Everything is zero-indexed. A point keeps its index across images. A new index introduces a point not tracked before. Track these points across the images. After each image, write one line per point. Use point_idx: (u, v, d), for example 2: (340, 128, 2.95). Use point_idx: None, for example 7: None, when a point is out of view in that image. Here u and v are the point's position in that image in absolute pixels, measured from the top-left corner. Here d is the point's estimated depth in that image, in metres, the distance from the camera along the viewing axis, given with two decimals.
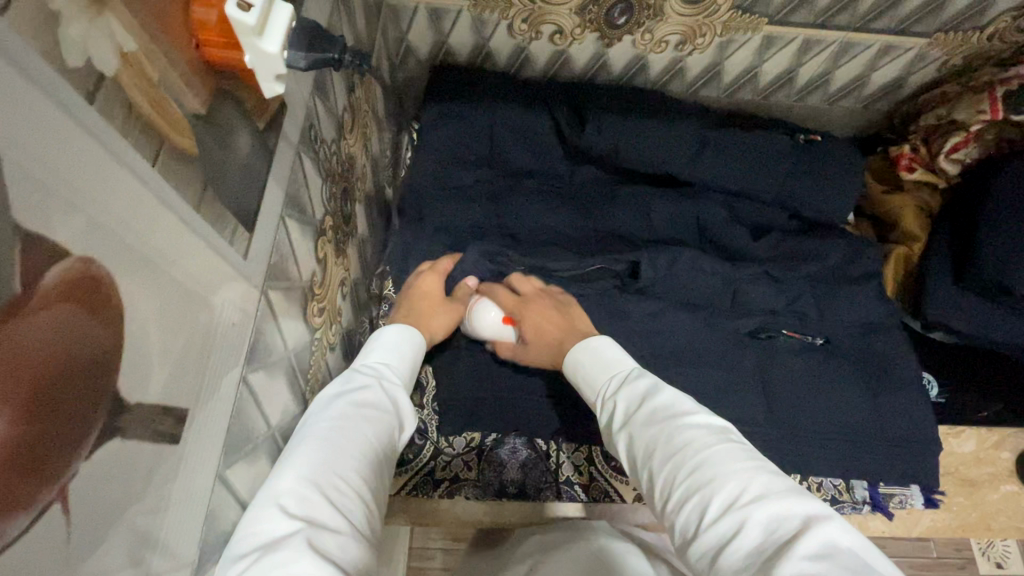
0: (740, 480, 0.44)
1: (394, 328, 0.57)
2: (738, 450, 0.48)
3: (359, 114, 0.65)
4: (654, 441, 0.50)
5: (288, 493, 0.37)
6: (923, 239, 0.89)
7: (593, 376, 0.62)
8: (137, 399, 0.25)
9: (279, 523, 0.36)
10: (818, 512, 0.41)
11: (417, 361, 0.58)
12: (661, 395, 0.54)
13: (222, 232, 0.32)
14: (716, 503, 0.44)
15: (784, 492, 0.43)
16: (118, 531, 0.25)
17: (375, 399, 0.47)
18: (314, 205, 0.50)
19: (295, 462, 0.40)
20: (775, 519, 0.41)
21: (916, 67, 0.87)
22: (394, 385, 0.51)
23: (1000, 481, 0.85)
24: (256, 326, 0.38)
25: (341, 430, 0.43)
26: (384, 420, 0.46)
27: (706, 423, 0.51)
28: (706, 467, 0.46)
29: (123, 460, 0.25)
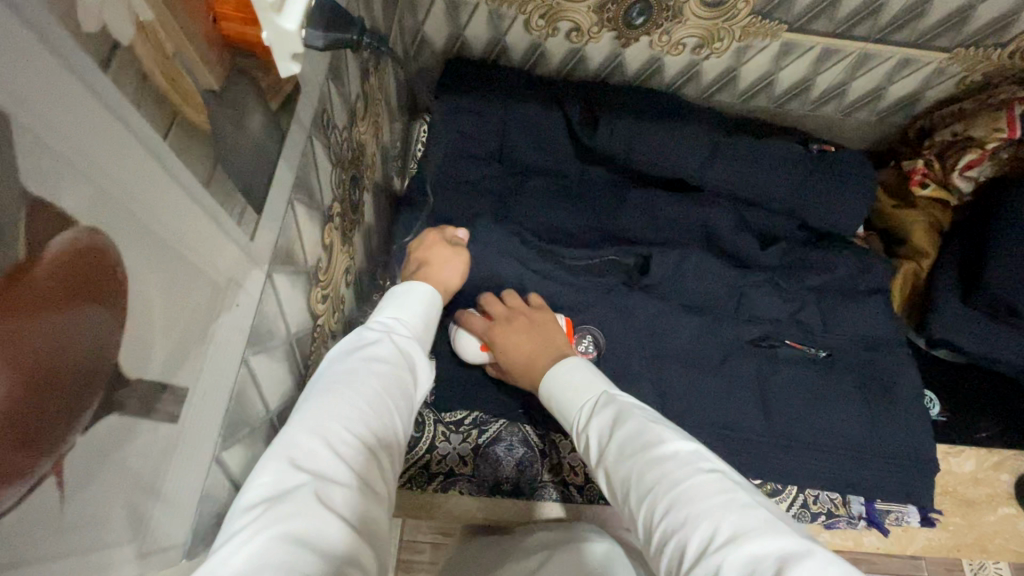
0: (715, 517, 0.44)
1: (406, 287, 0.56)
2: (712, 484, 0.47)
3: (371, 102, 0.64)
4: (631, 477, 0.50)
5: (298, 444, 0.37)
6: (932, 255, 0.88)
7: (565, 404, 0.60)
8: (138, 374, 0.25)
9: (288, 472, 0.36)
10: (794, 553, 0.40)
11: (431, 319, 0.57)
12: (633, 425, 0.53)
13: (231, 212, 0.32)
14: (695, 544, 0.43)
15: (759, 529, 0.43)
16: (113, 508, 0.24)
17: (385, 356, 0.47)
18: (323, 191, 0.50)
19: (307, 414, 0.40)
20: (752, 561, 0.41)
21: (934, 82, 0.86)
22: (404, 342, 0.50)
23: (998, 501, 0.83)
24: (258, 309, 0.38)
25: (350, 382, 0.43)
26: (395, 376, 0.46)
27: (678, 453, 0.50)
28: (681, 505, 0.45)
29: (121, 435, 0.24)
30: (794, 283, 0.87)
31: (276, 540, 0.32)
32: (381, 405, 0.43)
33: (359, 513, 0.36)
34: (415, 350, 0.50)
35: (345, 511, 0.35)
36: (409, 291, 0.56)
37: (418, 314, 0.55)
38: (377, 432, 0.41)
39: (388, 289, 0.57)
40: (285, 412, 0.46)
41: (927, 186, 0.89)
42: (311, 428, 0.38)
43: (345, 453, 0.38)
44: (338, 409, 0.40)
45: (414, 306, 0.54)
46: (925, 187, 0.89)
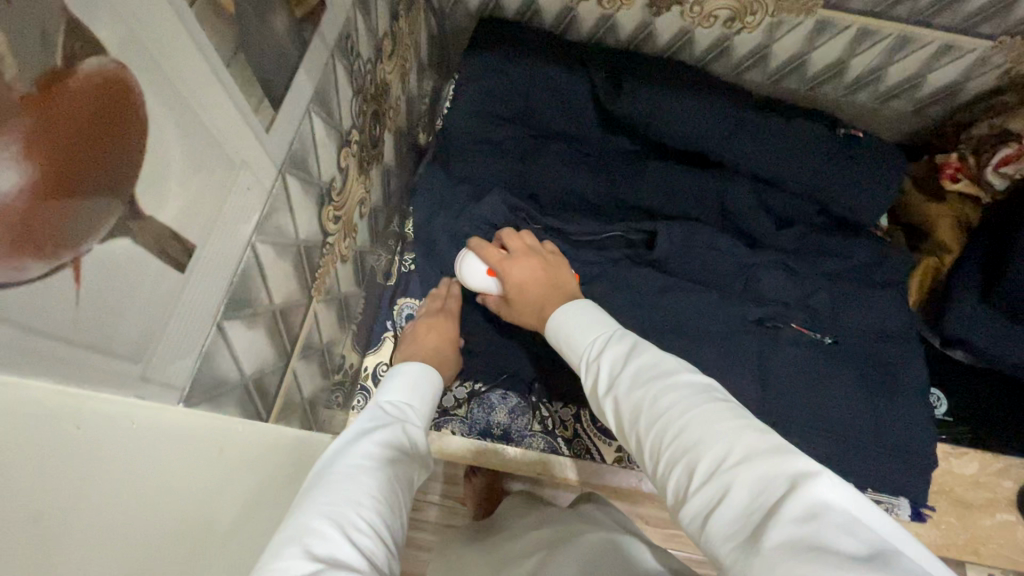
0: (725, 439, 0.41)
1: (414, 367, 0.66)
2: (723, 410, 0.44)
3: (399, 45, 0.67)
4: (638, 405, 0.47)
5: (322, 489, 0.44)
6: (956, 251, 0.86)
7: (574, 339, 0.58)
8: (152, 213, 0.28)
9: (313, 505, 0.42)
10: (805, 469, 0.37)
11: (435, 403, 0.65)
12: (644, 356, 0.51)
13: (248, 99, 0.35)
14: (704, 465, 0.41)
15: (771, 449, 0.39)
16: (120, 324, 0.28)
17: (395, 444, 0.53)
18: (341, 114, 0.53)
19: (330, 468, 0.47)
20: (761, 481, 0.38)
21: (976, 72, 0.83)
22: (412, 432, 0.56)
23: (996, 507, 0.82)
24: (269, 201, 0.41)
25: (366, 467, 0.47)
26: (402, 464, 0.51)
27: (689, 382, 0.47)
28: (690, 430, 0.43)
29: (133, 262, 0.28)
30: (807, 267, 0.86)
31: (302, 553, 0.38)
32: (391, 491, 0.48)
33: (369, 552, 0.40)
34: (419, 429, 0.57)
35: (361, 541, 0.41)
36: (418, 372, 0.65)
37: (426, 395, 0.63)
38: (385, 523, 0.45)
39: (396, 371, 0.66)
40: (288, 312, 0.50)
41: (958, 181, 0.87)
42: (333, 479, 0.45)
43: (363, 505, 0.44)
44: (355, 462, 0.48)
45: (423, 386, 0.64)
46: (956, 181, 0.87)
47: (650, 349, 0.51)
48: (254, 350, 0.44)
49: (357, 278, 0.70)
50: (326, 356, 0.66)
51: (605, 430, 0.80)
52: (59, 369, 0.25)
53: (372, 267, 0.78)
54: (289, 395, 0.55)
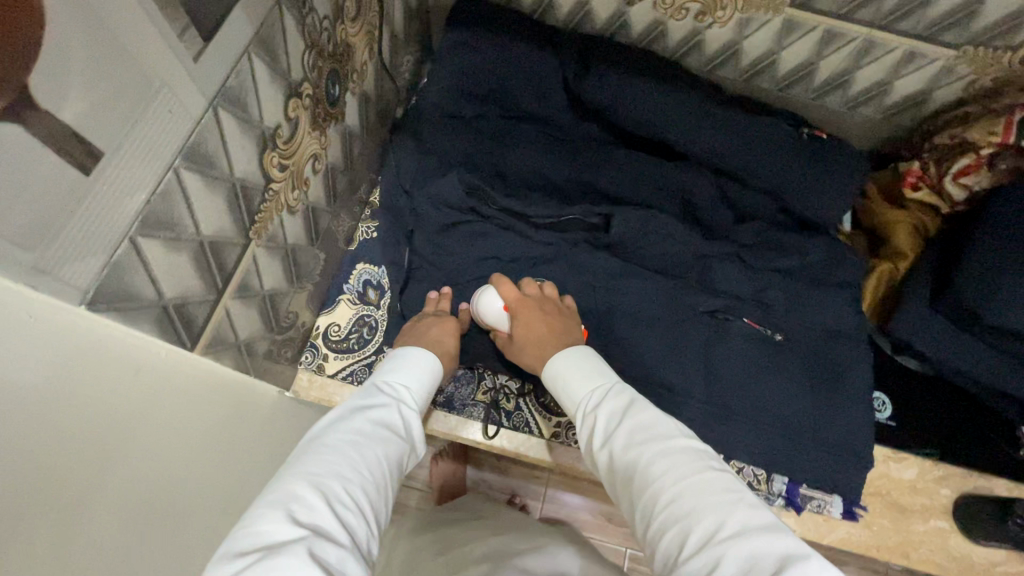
0: (719, 512, 0.46)
1: (415, 354, 0.68)
2: (714, 481, 0.49)
3: (367, 10, 0.69)
4: (635, 464, 0.52)
5: (319, 479, 0.48)
6: (911, 257, 0.87)
7: (573, 388, 0.63)
8: (49, 107, 0.30)
9: (310, 494, 0.46)
10: (793, 552, 0.43)
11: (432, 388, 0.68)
12: (641, 413, 0.56)
13: (173, 23, 0.37)
14: (695, 532, 0.46)
15: (760, 529, 0.45)
16: (13, 207, 0.30)
17: (389, 427, 0.58)
18: (292, 65, 0.55)
19: (327, 454, 0.51)
20: (751, 559, 0.43)
21: (941, 81, 0.84)
22: (407, 412, 0.61)
23: (931, 514, 0.81)
24: (196, 129, 0.43)
25: (356, 448, 0.53)
26: (395, 445, 0.56)
27: (686, 447, 0.52)
28: (684, 496, 0.48)
29: (25, 149, 0.30)
30: (760, 262, 0.86)
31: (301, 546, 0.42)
32: (379, 470, 0.53)
33: (354, 556, 0.45)
34: (413, 412, 0.62)
35: (351, 540, 0.46)
36: (417, 360, 0.68)
37: (425, 384, 0.67)
38: (371, 497, 0.50)
39: (396, 354, 0.68)
40: (219, 247, 0.51)
41: (919, 189, 0.88)
42: (330, 471, 0.49)
43: (351, 484, 0.49)
44: (354, 458, 0.52)
45: (423, 375, 0.67)
46: (917, 190, 0.88)
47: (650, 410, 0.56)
48: (173, 274, 0.45)
49: (310, 235, 0.72)
50: (270, 305, 0.67)
51: (546, 406, 0.82)
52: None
53: (330, 229, 0.80)
54: (221, 330, 0.56)
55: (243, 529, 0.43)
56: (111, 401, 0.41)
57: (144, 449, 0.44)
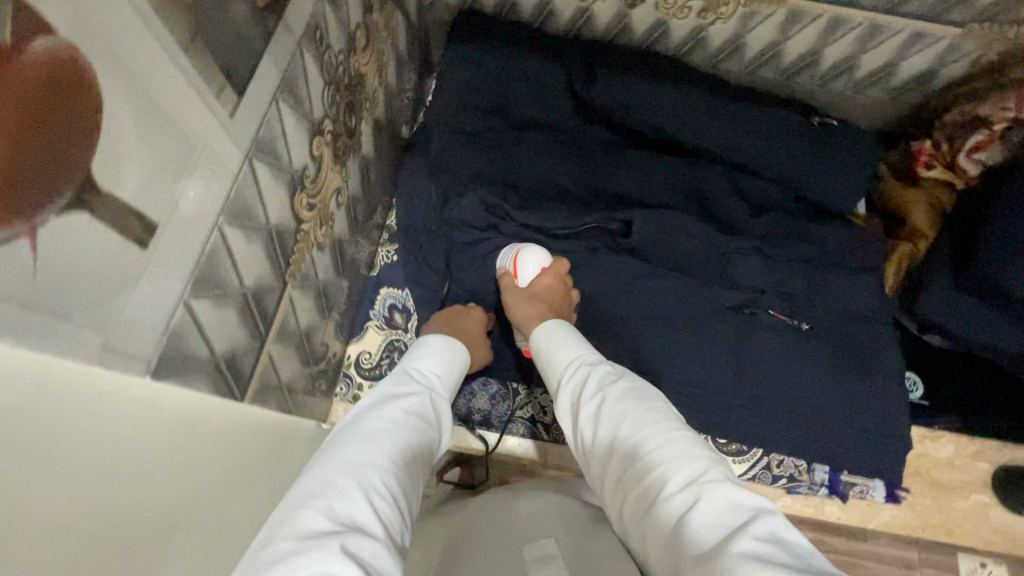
0: (696, 467, 0.42)
1: (443, 344, 0.65)
2: (694, 440, 0.45)
3: (375, 38, 0.69)
4: (611, 425, 0.48)
5: (355, 467, 0.43)
6: (929, 237, 0.87)
7: (546, 356, 0.60)
8: (111, 190, 0.30)
9: (348, 484, 0.42)
10: (764, 504, 0.39)
11: (457, 376, 0.64)
12: (620, 378, 0.52)
13: (210, 84, 0.37)
14: (672, 484, 0.42)
15: (733, 484, 0.41)
16: (82, 294, 0.30)
17: (421, 411, 0.53)
18: (313, 104, 0.54)
19: (362, 441, 0.46)
20: (726, 507, 0.39)
21: (948, 60, 0.85)
22: (438, 398, 0.57)
23: (970, 489, 0.83)
24: (236, 185, 0.43)
25: (387, 434, 0.48)
26: (426, 433, 0.52)
27: (659, 410, 0.48)
28: (663, 451, 0.44)
29: (92, 234, 0.29)
30: (782, 252, 0.86)
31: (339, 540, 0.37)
32: (410, 459, 0.48)
33: (387, 555, 0.40)
34: (444, 400, 0.58)
35: (383, 530, 0.41)
36: (445, 350, 0.64)
37: (451, 373, 0.63)
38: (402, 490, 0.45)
39: (425, 343, 0.64)
40: (260, 295, 0.51)
41: (932, 167, 0.88)
42: (361, 458, 0.44)
43: (382, 472, 0.44)
44: (386, 444, 0.47)
45: (450, 363, 0.63)
46: (930, 168, 0.89)
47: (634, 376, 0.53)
48: (222, 329, 0.45)
49: (336, 267, 0.72)
50: (305, 342, 0.67)
51: None
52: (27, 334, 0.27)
53: (353, 258, 0.80)
54: (265, 376, 0.56)
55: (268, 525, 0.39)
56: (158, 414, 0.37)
57: (203, 470, 0.41)
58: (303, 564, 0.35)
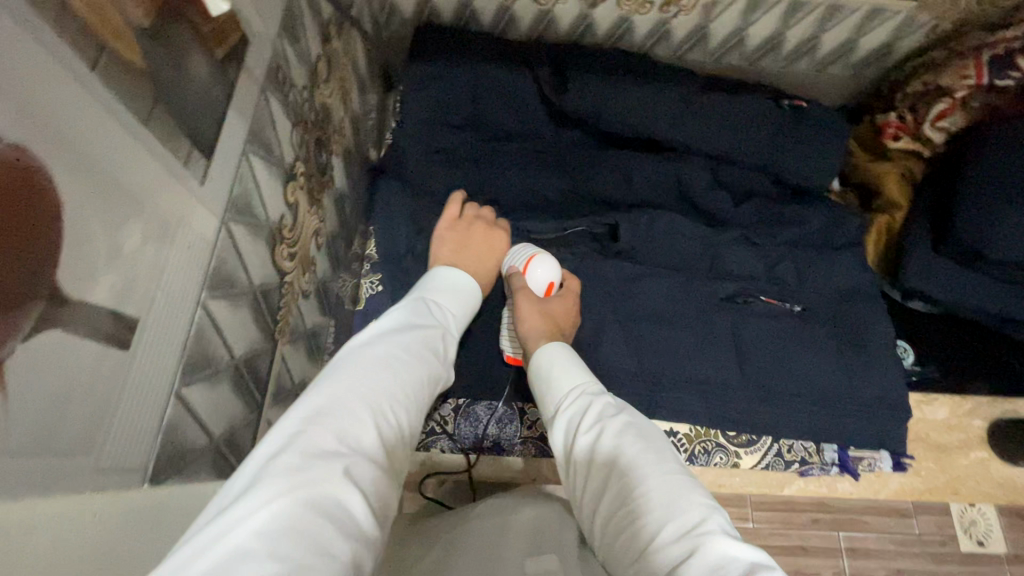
0: (695, 513, 0.42)
1: (454, 284, 0.58)
2: (694, 488, 0.45)
3: (336, 66, 0.65)
4: (611, 457, 0.47)
5: (338, 415, 0.38)
6: (905, 207, 0.89)
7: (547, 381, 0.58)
8: (80, 296, 0.26)
9: (328, 436, 0.36)
10: (760, 562, 0.39)
11: (467, 313, 0.58)
12: (624, 415, 0.51)
13: (176, 153, 0.33)
14: (669, 529, 0.41)
15: (732, 536, 0.41)
16: (63, 419, 0.26)
17: (424, 349, 0.47)
18: (282, 148, 0.50)
19: (352, 382, 0.40)
20: (723, 560, 0.39)
21: (904, 33, 0.88)
22: (443, 335, 0.51)
23: (970, 447, 0.87)
24: (215, 254, 0.39)
25: (388, 374, 0.42)
26: (429, 372, 0.46)
27: (661, 450, 0.48)
28: (660, 496, 0.44)
29: (64, 351, 0.26)
30: (767, 239, 0.87)
31: (307, 501, 0.32)
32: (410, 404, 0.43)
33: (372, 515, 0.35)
34: (448, 338, 0.52)
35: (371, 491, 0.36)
36: (456, 290, 0.57)
37: (459, 312, 0.55)
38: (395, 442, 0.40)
39: (438, 281, 0.57)
40: (252, 362, 0.47)
41: (899, 139, 0.90)
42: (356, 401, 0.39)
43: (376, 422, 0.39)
44: (383, 386, 0.41)
45: (459, 304, 0.56)
46: (897, 140, 0.90)
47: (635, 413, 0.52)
48: (218, 410, 0.41)
49: (323, 310, 0.68)
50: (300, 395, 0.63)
51: None
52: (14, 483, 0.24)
53: (337, 296, 0.76)
54: None
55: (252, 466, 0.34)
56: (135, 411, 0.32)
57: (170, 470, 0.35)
58: (261, 517, 0.31)
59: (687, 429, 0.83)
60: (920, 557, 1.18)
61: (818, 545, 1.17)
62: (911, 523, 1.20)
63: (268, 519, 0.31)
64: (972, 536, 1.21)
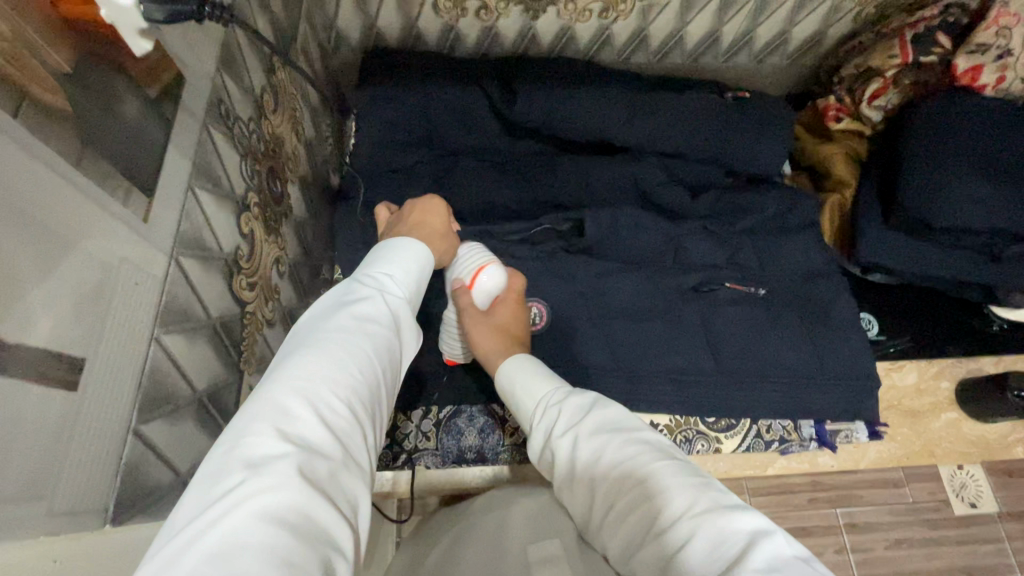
0: (689, 492, 0.43)
1: (398, 246, 0.54)
2: (682, 467, 0.46)
3: (283, 97, 0.66)
4: (600, 453, 0.48)
5: (283, 412, 0.35)
6: (853, 184, 0.92)
7: (527, 389, 0.58)
8: (18, 340, 0.26)
9: (277, 436, 0.34)
10: (760, 530, 0.39)
11: (422, 281, 0.53)
12: (609, 410, 0.52)
13: (114, 193, 0.34)
14: (666, 514, 0.42)
15: (732, 507, 0.42)
16: (12, 468, 0.26)
17: (377, 325, 0.44)
18: (232, 180, 0.51)
19: (293, 374, 0.38)
20: (723, 533, 0.40)
21: (832, 20, 0.93)
22: (397, 304, 0.48)
23: (941, 409, 0.89)
24: (167, 289, 0.39)
25: (335, 359, 0.39)
26: (384, 347, 0.44)
27: (647, 438, 0.48)
28: (652, 481, 0.45)
29: (6, 397, 0.26)
30: (725, 227, 0.89)
31: (262, 511, 0.30)
32: (366, 388, 0.40)
33: (338, 515, 0.33)
34: (404, 307, 0.48)
35: (331, 489, 0.34)
36: (402, 251, 0.53)
37: (411, 274, 0.52)
38: (353, 430, 0.38)
39: (382, 245, 0.54)
40: (216, 395, 0.47)
41: (841, 120, 0.94)
42: (302, 397, 0.36)
43: (327, 415, 0.37)
44: (332, 375, 0.38)
45: (409, 264, 0.52)
46: (840, 121, 0.94)
47: (616, 403, 0.53)
48: (183, 444, 0.41)
49: None
50: None
51: None
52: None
53: None
54: None
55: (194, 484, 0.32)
56: (68, 417, 0.30)
57: (114, 464, 0.34)
58: (211, 541, 0.29)
59: (667, 420, 0.84)
60: (916, 524, 1.20)
61: (818, 524, 1.18)
62: (905, 492, 1.22)
63: (220, 538, 0.29)
64: (965, 499, 1.23)
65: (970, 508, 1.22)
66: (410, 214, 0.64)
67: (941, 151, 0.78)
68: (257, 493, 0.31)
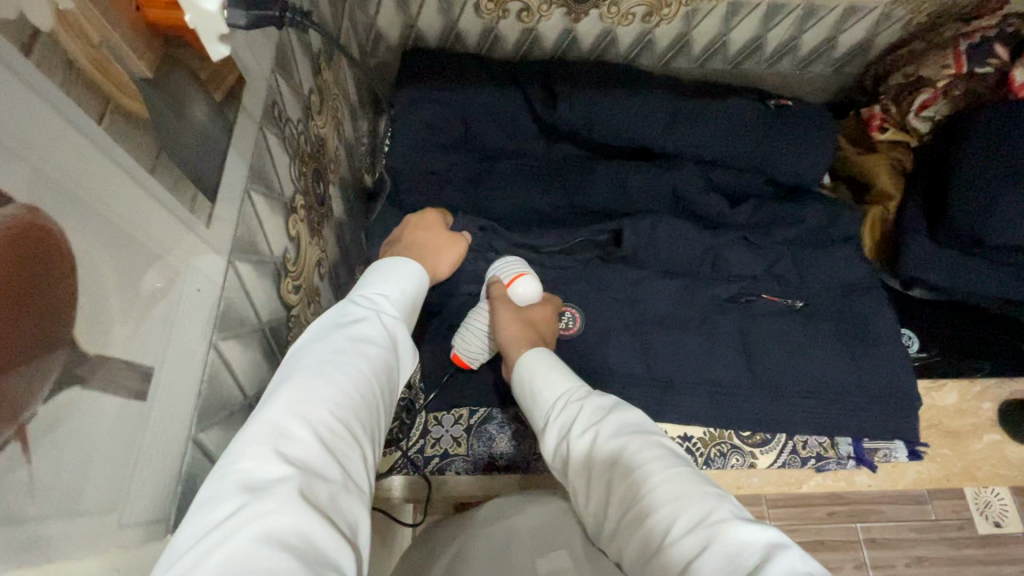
0: (707, 502, 0.42)
1: (391, 261, 0.52)
2: (696, 476, 0.44)
3: (328, 97, 0.66)
4: (615, 459, 0.47)
5: (279, 432, 0.35)
6: (897, 198, 0.89)
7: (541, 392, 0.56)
8: (96, 350, 0.26)
9: (266, 460, 0.33)
10: (776, 541, 0.39)
11: (415, 305, 0.51)
12: (623, 415, 0.50)
13: (182, 199, 0.33)
14: (680, 525, 0.41)
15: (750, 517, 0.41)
16: (84, 480, 0.26)
17: (372, 338, 0.43)
18: (283, 183, 0.50)
19: (283, 399, 0.37)
20: (739, 545, 0.39)
21: (881, 28, 0.91)
22: (392, 318, 0.47)
23: (983, 430, 0.86)
24: (225, 294, 0.39)
25: (329, 378, 0.39)
26: (380, 360, 0.43)
27: (660, 446, 0.47)
28: (666, 490, 0.43)
29: (82, 409, 0.25)
30: (764, 238, 0.86)
31: (251, 540, 0.30)
32: (362, 404, 0.39)
33: (336, 534, 0.32)
34: (398, 321, 0.47)
35: (327, 509, 0.33)
36: (394, 266, 0.51)
37: (405, 289, 0.50)
38: (350, 448, 0.37)
39: (377, 263, 0.52)
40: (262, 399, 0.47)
41: (886, 131, 0.92)
42: (294, 417, 0.36)
43: (321, 432, 0.36)
44: (327, 394, 0.38)
45: (402, 281, 0.50)
46: (884, 132, 0.92)
47: (632, 408, 0.51)
48: None
49: None
50: None
51: None
52: (43, 550, 0.23)
53: None
54: None
55: (191, 510, 0.32)
56: (137, 428, 0.29)
57: (176, 473, 0.33)
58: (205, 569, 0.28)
59: (701, 433, 0.82)
60: (941, 543, 1.17)
61: (839, 540, 1.16)
62: (929, 510, 1.19)
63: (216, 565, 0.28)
64: (990, 518, 1.20)
65: (995, 528, 1.19)
66: (409, 230, 0.64)
67: (991, 165, 0.75)
68: (245, 522, 0.30)
